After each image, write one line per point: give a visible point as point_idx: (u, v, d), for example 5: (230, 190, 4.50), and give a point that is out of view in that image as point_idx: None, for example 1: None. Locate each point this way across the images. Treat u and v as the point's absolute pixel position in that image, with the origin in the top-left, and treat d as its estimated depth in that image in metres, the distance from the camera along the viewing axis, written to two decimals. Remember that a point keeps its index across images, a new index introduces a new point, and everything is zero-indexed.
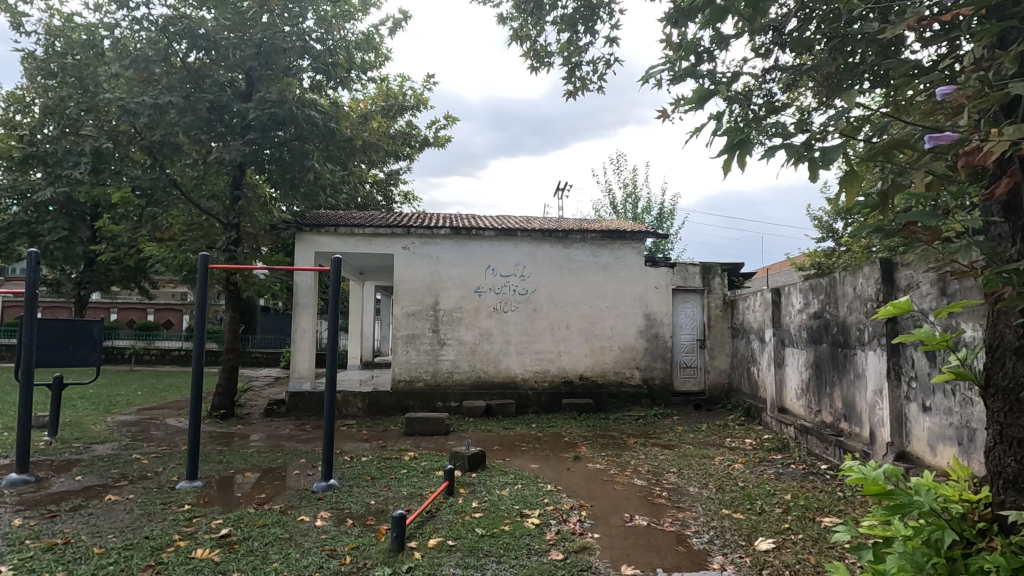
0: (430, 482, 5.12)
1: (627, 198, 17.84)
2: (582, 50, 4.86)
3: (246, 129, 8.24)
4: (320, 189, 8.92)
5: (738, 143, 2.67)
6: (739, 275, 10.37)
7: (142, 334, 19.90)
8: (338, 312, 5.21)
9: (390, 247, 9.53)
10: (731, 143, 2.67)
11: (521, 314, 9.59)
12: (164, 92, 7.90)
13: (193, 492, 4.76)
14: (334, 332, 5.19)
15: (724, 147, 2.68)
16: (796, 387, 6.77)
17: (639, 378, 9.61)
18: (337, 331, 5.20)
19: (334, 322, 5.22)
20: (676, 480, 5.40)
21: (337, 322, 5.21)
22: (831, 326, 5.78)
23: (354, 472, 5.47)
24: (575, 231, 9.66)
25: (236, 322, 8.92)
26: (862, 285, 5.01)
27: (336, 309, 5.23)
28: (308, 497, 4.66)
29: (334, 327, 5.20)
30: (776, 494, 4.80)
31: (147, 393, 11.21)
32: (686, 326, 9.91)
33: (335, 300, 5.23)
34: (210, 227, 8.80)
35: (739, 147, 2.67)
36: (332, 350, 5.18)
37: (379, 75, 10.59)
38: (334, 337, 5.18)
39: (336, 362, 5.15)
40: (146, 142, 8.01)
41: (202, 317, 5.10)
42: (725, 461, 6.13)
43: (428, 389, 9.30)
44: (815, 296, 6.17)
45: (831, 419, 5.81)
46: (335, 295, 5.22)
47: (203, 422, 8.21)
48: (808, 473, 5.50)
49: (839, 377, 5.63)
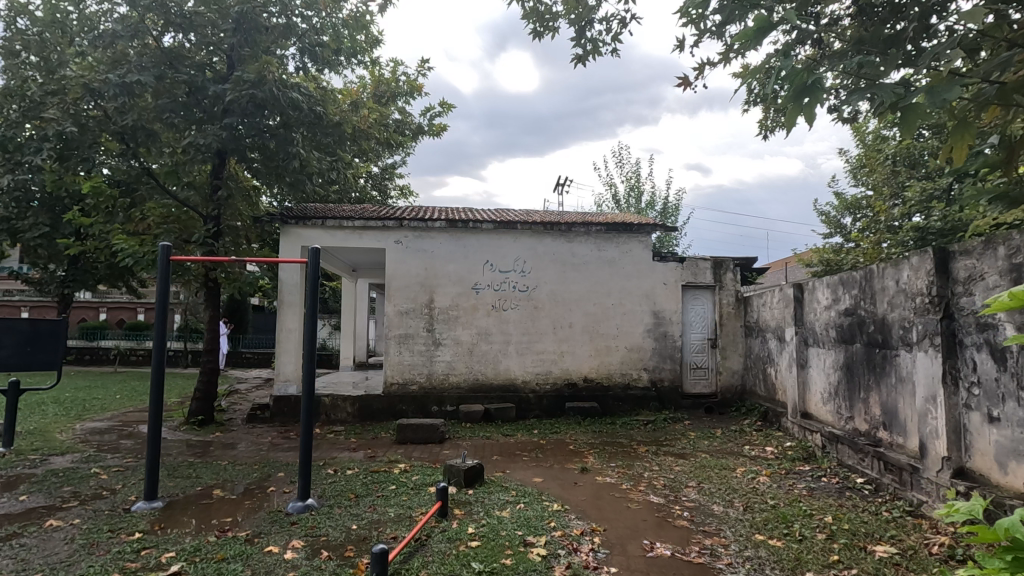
0: (421, 501, 4.54)
1: (629, 192, 17.30)
2: (592, 10, 4.31)
3: (224, 113, 7.62)
4: (306, 179, 8.33)
5: (806, 90, 2.63)
6: (752, 270, 9.81)
7: (131, 334, 19.32)
8: (314, 309, 4.62)
9: (382, 241, 8.95)
10: (797, 89, 2.63)
11: (521, 312, 9.01)
12: (134, 70, 7.18)
13: (148, 516, 4.16)
14: (312, 332, 4.61)
15: (793, 93, 2.63)
16: (823, 392, 6.21)
17: (647, 380, 9.04)
18: (314, 331, 4.61)
19: (310, 319, 4.63)
20: (698, 497, 4.82)
21: (315, 319, 4.62)
22: (866, 324, 5.23)
23: (335, 488, 4.88)
24: (579, 223, 9.07)
25: (216, 321, 8.31)
26: (908, 278, 4.45)
27: (314, 305, 4.64)
28: (280, 521, 4.08)
29: (311, 326, 4.60)
30: (815, 516, 4.22)
31: (127, 397, 10.62)
32: (696, 325, 9.36)
33: (312, 295, 4.65)
34: (189, 218, 8.15)
35: (809, 92, 2.61)
36: (310, 351, 4.59)
37: (371, 59, 10.00)
38: (311, 338, 4.58)
39: (313, 365, 4.57)
40: (117, 127, 7.42)
41: (163, 315, 4.52)
42: (749, 474, 5.55)
43: (422, 392, 8.72)
44: (846, 291, 5.59)
45: (866, 427, 5.26)
46: (310, 288, 4.63)
47: (179, 430, 7.60)
48: (844, 488, 4.94)
49: (876, 381, 5.08)
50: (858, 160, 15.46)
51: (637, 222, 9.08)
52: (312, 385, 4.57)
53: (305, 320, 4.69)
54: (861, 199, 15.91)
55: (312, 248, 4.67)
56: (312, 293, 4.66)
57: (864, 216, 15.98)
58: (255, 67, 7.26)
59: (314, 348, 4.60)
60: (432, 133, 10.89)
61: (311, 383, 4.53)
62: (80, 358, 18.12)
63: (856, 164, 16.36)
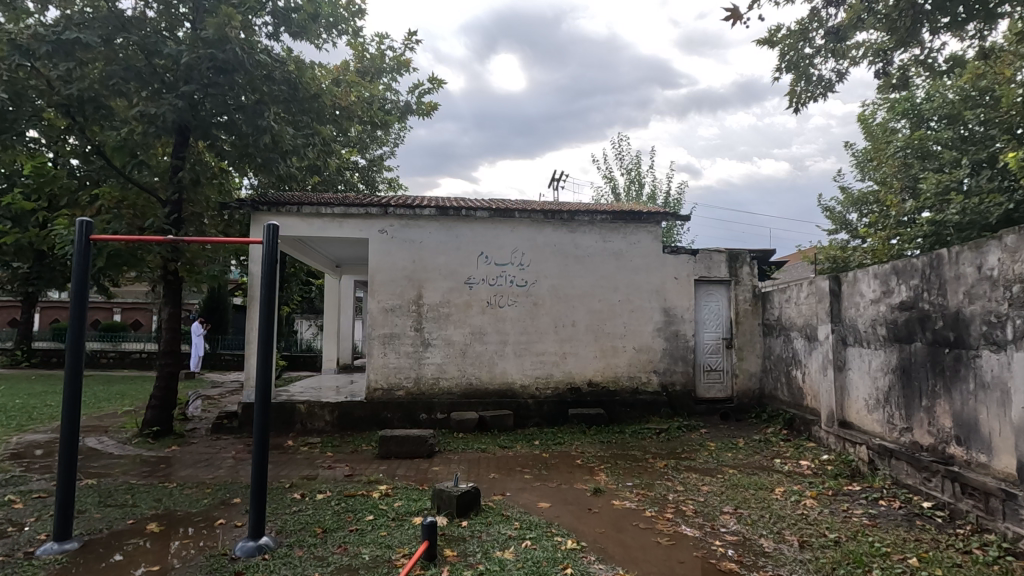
0: (404, 538, 3.67)
1: (630, 184, 16.53)
2: None
3: (182, 81, 6.72)
4: (280, 158, 7.45)
5: None
6: (769, 265, 9.02)
7: (105, 336, 18.36)
8: (270, 297, 3.74)
9: (365, 231, 8.06)
10: None
11: (520, 310, 8.17)
12: (74, 28, 6.27)
13: (52, 565, 3.26)
14: (268, 328, 3.73)
15: None
16: (868, 399, 5.43)
17: (657, 384, 8.23)
18: (271, 327, 3.73)
19: (265, 311, 3.74)
20: (740, 528, 3.98)
21: (270, 312, 3.75)
22: (931, 319, 4.45)
23: (299, 521, 4.00)
24: (583, 211, 8.23)
25: (177, 319, 7.38)
26: (998, 263, 3.67)
27: (269, 295, 3.75)
28: (220, 571, 3.20)
29: (266, 321, 3.73)
30: (894, 557, 3.40)
31: (84, 403, 9.62)
32: (710, 323, 8.56)
33: (266, 280, 3.77)
34: (147, 204, 7.38)
35: None
36: (263, 350, 3.69)
37: (353, 31, 9.13)
38: (266, 335, 3.70)
39: (267, 367, 3.67)
40: (59, 98, 6.52)
41: (79, 309, 3.64)
42: (791, 496, 4.73)
43: (409, 399, 7.85)
44: (903, 281, 4.81)
45: (932, 441, 4.47)
46: (265, 271, 3.75)
47: (128, 444, 6.64)
48: (912, 516, 4.14)
49: (946, 387, 4.28)
50: (865, 153, 14.79)
51: (646, 210, 8.25)
52: (268, 390, 3.69)
53: (260, 314, 3.79)
54: (869, 194, 15.23)
55: (271, 226, 3.79)
56: (269, 279, 3.79)
57: (871, 211, 15.31)
58: (213, 24, 6.33)
59: (270, 346, 3.71)
60: (421, 114, 10.01)
61: (264, 390, 3.64)
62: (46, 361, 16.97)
63: (863, 157, 15.69)
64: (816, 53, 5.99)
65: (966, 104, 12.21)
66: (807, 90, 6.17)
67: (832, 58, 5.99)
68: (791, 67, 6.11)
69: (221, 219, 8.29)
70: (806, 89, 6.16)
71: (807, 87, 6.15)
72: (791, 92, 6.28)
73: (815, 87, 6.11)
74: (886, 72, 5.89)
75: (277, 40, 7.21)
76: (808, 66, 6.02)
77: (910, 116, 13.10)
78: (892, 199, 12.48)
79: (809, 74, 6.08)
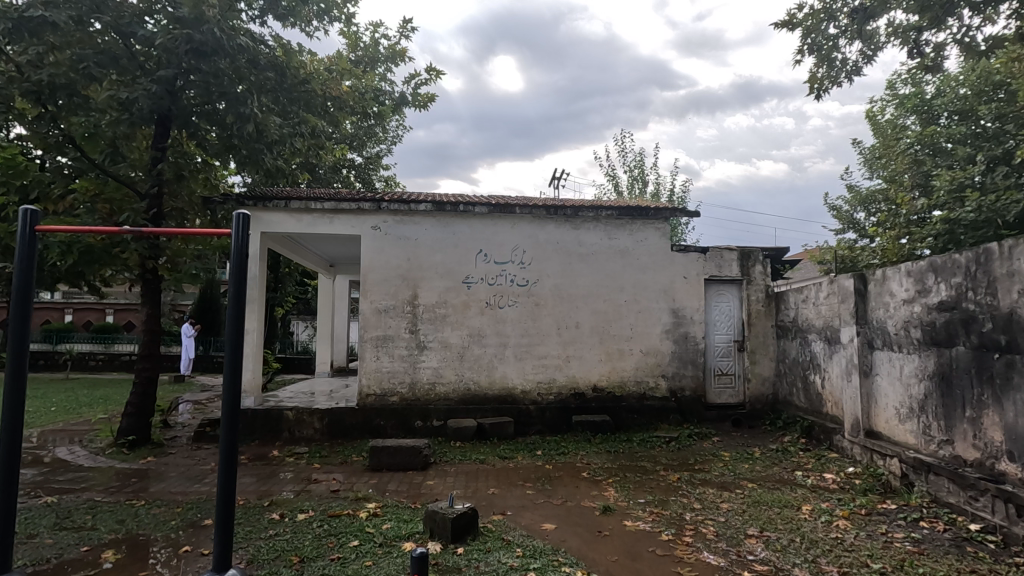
0: (392, 570, 3.23)
1: (632, 182, 16.11)
2: None
3: (162, 66, 6.30)
4: (266, 149, 7.02)
5: None
6: (782, 264, 8.58)
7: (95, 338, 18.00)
8: (239, 298, 3.15)
9: (357, 227, 7.63)
10: None
11: (520, 310, 7.74)
12: (40, 6, 5.83)
13: None
14: (235, 336, 3.16)
15: None
16: (899, 407, 5.01)
17: (666, 389, 7.80)
18: (240, 335, 3.16)
19: (235, 312, 3.16)
20: (769, 555, 3.55)
21: (240, 315, 3.16)
22: (979, 321, 4.02)
23: (276, 547, 3.56)
24: (587, 207, 7.81)
25: (156, 320, 6.94)
26: None
27: (238, 298, 3.15)
28: None
29: (234, 329, 3.15)
30: None
31: (63, 409, 9.17)
32: (721, 324, 8.13)
33: (235, 276, 3.19)
34: (124, 197, 6.93)
35: None
36: (230, 361, 3.12)
37: (345, 18, 8.69)
38: (234, 345, 3.13)
39: (234, 383, 3.12)
40: (27, 83, 6.08)
41: (20, 315, 3.14)
42: (821, 516, 4.29)
43: (403, 405, 7.40)
44: (943, 279, 4.39)
45: (978, 455, 4.04)
46: (233, 266, 3.16)
47: (101, 455, 6.19)
48: (959, 541, 3.71)
49: (998, 397, 3.85)
50: (874, 150, 14.32)
51: (654, 206, 7.83)
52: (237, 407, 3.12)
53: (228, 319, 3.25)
54: (878, 192, 14.76)
55: (240, 215, 3.21)
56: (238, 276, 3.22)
57: (880, 210, 14.85)
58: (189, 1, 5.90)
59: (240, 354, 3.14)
60: (417, 107, 9.58)
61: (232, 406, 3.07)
62: (33, 363, 16.50)
63: (871, 155, 15.24)
64: (839, 34, 5.59)
65: (980, 98, 11.73)
66: (829, 75, 5.77)
67: (856, 41, 5.60)
68: (812, 51, 5.70)
69: (204, 215, 7.85)
70: (829, 74, 5.76)
71: (830, 72, 5.74)
72: (812, 77, 5.88)
73: (839, 72, 5.70)
74: (915, 55, 5.49)
75: (263, 24, 6.79)
76: (831, 49, 5.62)
77: (920, 111, 12.64)
78: (904, 197, 12.02)
79: (832, 57, 5.67)
